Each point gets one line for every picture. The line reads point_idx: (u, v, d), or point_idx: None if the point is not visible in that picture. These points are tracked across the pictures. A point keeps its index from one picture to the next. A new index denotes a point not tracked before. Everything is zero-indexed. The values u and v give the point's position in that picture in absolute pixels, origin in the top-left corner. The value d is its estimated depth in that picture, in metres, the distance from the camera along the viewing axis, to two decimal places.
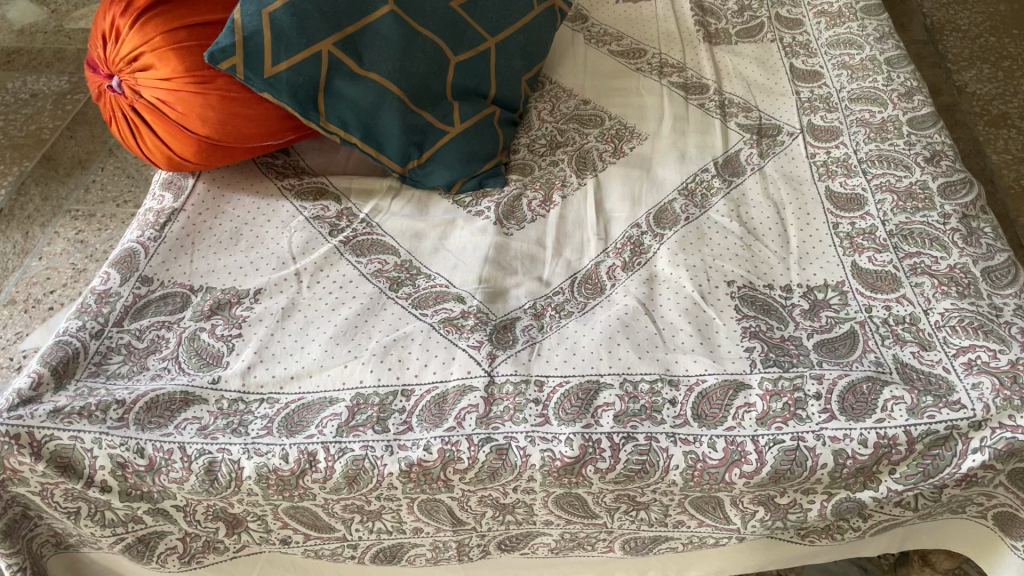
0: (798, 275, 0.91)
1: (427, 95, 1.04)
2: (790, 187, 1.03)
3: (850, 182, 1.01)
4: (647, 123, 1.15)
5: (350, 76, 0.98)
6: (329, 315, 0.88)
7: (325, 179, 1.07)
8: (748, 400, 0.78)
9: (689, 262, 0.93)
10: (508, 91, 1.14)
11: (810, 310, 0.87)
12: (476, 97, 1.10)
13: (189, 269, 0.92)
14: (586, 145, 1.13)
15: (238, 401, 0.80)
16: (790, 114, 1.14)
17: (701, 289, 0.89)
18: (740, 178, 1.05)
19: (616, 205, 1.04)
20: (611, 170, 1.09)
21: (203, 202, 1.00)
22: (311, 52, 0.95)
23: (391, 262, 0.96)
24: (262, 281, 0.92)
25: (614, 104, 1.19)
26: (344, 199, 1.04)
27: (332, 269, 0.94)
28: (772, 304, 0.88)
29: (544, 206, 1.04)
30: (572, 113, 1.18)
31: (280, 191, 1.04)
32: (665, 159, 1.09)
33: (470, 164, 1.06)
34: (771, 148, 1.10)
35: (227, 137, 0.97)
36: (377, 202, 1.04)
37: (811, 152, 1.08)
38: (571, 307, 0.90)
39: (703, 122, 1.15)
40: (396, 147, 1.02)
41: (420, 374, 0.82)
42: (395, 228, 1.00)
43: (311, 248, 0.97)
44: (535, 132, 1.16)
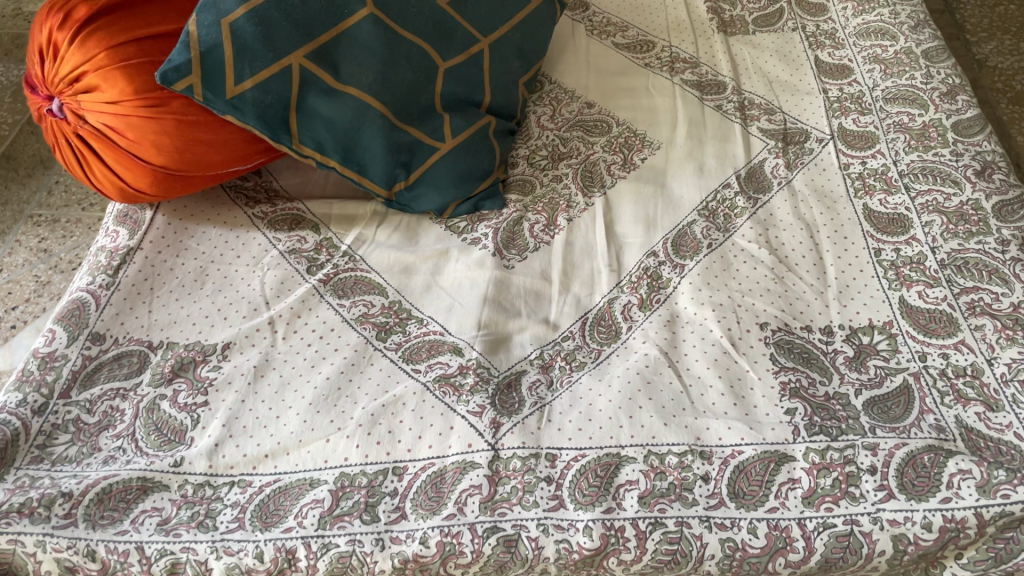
0: (839, 314, 0.81)
1: (415, 109, 0.92)
2: (823, 206, 0.92)
3: (891, 200, 0.90)
4: (659, 131, 1.04)
5: (326, 92, 0.86)
6: (308, 373, 0.78)
7: (301, 204, 0.95)
8: (793, 476, 0.68)
9: (715, 300, 0.82)
10: (505, 97, 1.02)
11: (856, 359, 0.77)
12: (469, 106, 0.98)
13: (147, 322, 0.81)
14: (592, 157, 1.01)
15: (205, 486, 0.69)
16: (818, 117, 1.03)
17: (731, 334, 0.79)
18: (767, 194, 0.94)
19: (629, 229, 0.93)
20: (622, 187, 0.97)
21: (162, 237, 0.88)
22: (280, 67, 0.83)
23: (378, 304, 0.85)
24: (231, 334, 0.81)
25: (622, 107, 1.07)
26: (323, 228, 0.93)
27: (310, 314, 0.83)
28: (812, 351, 0.78)
29: (548, 231, 0.93)
30: (575, 118, 1.06)
31: (250, 220, 0.93)
32: (682, 174, 0.98)
33: (464, 184, 0.95)
34: (799, 158, 0.98)
35: (186, 165, 0.85)
36: (361, 230, 0.93)
37: (844, 162, 0.97)
38: (583, 357, 0.80)
39: (721, 127, 1.03)
40: (381, 169, 0.91)
41: (414, 448, 0.71)
42: (382, 263, 0.89)
43: (287, 290, 0.85)
44: (535, 141, 1.04)
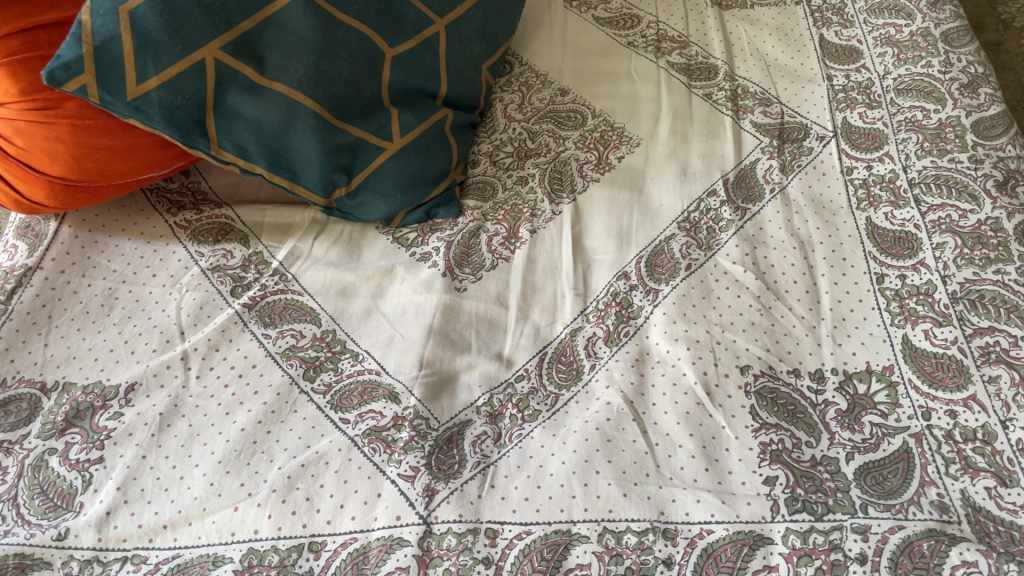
0: (832, 356, 0.70)
1: (356, 105, 0.80)
2: (821, 219, 0.81)
3: (897, 215, 0.79)
4: (640, 124, 0.92)
5: (249, 89, 0.74)
6: (221, 422, 0.68)
7: (231, 210, 0.85)
8: (770, 562, 0.58)
9: (691, 336, 0.72)
10: (466, 86, 0.90)
11: (849, 414, 0.67)
12: (423, 98, 0.86)
13: (42, 358, 0.71)
14: (563, 155, 0.90)
15: (93, 564, 0.60)
16: (820, 110, 0.91)
17: (707, 380, 0.69)
18: (758, 204, 0.83)
19: (599, 243, 0.82)
20: (594, 192, 0.86)
21: (67, 253, 0.78)
22: (190, 61, 0.71)
23: (309, 334, 0.75)
24: (138, 372, 0.71)
25: (599, 96, 0.95)
26: (253, 240, 0.82)
27: (230, 347, 0.73)
28: (799, 402, 0.67)
29: (507, 245, 0.82)
30: (546, 107, 0.95)
31: (171, 229, 0.82)
32: (662, 177, 0.87)
33: (414, 190, 0.84)
34: (796, 159, 0.87)
35: (90, 175, 0.74)
36: (296, 243, 0.82)
37: (847, 166, 0.85)
38: (537, 403, 0.70)
39: (709, 120, 0.91)
40: (317, 176, 0.80)
41: (334, 520, 0.61)
42: (316, 283, 0.79)
43: (205, 316, 0.75)
44: (500, 135, 0.93)
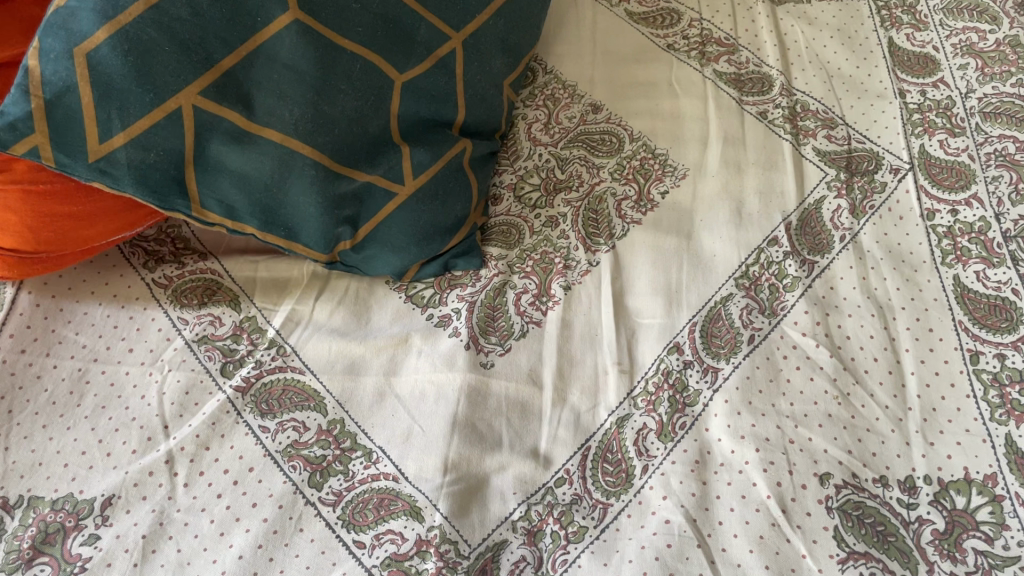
0: (922, 459, 0.61)
1: (362, 146, 0.68)
2: (900, 277, 0.70)
3: (991, 275, 0.69)
4: (685, 151, 0.80)
5: (236, 138, 0.62)
6: (216, 546, 0.58)
7: (217, 262, 0.73)
8: None
9: (759, 433, 0.62)
10: (486, 109, 0.78)
11: (948, 537, 0.58)
12: (438, 128, 0.74)
13: (3, 466, 0.61)
14: (598, 188, 0.78)
15: None
16: (893, 135, 0.79)
17: (782, 493, 0.59)
18: (826, 256, 0.72)
19: (644, 303, 0.71)
20: (636, 238, 0.75)
21: (29, 326, 0.68)
22: (164, 111, 0.59)
23: (313, 426, 0.64)
24: (116, 482, 0.61)
25: (637, 113, 0.83)
26: (244, 301, 0.71)
27: (222, 445, 0.63)
28: (889, 520, 0.58)
29: (538, 304, 0.71)
30: (577, 128, 0.83)
31: (148, 288, 0.71)
32: (714, 219, 0.75)
33: (430, 241, 0.72)
34: (868, 198, 0.76)
35: (48, 244, 0.63)
36: (296, 305, 0.71)
37: (928, 208, 0.74)
38: (583, 517, 0.60)
39: (766, 147, 0.80)
40: (317, 233, 0.68)
41: None
42: (319, 359, 0.68)
43: (192, 406, 0.65)
44: (524, 162, 0.81)
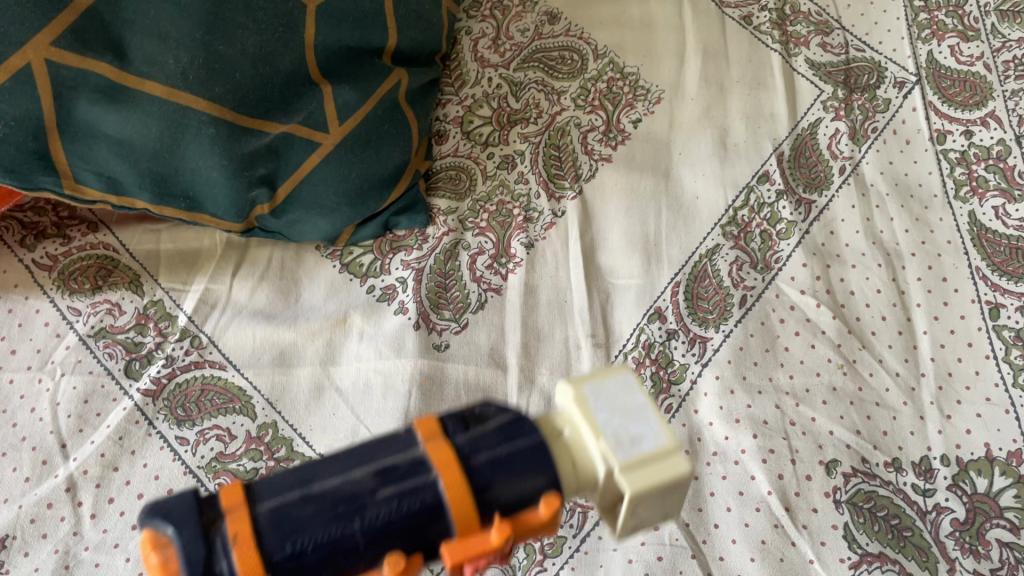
0: (939, 436, 0.53)
1: (273, 90, 0.55)
2: (909, 216, 0.61)
3: (1012, 211, 0.60)
4: (660, 68, 0.69)
5: (108, 96, 0.50)
6: None
7: (111, 234, 0.61)
8: None
9: (756, 416, 0.54)
10: (424, 28, 0.65)
11: (969, 528, 0.51)
12: (366, 58, 0.60)
13: None
14: (560, 118, 0.68)
15: None
16: (896, 40, 0.69)
17: (784, 488, 0.52)
18: (824, 193, 0.63)
19: (620, 260, 0.62)
20: (607, 178, 0.65)
21: None
22: (8, 72, 0.47)
23: (240, 433, 0.55)
24: (9, 519, 0.51)
25: (601, 24, 0.72)
26: (147, 282, 0.60)
27: (132, 465, 0.53)
28: (904, 512, 0.51)
29: (497, 267, 0.61)
30: (531, 44, 0.71)
31: (29, 273, 0.60)
32: (694, 152, 0.65)
33: (365, 199, 0.61)
34: (871, 119, 0.66)
35: None
36: (210, 284, 0.60)
37: (938, 129, 0.65)
38: (560, 525, 0.52)
39: (752, 61, 0.69)
40: (225, 200, 0.56)
41: None
42: (241, 350, 0.58)
43: (94, 418, 0.55)
44: (471, 90, 0.70)
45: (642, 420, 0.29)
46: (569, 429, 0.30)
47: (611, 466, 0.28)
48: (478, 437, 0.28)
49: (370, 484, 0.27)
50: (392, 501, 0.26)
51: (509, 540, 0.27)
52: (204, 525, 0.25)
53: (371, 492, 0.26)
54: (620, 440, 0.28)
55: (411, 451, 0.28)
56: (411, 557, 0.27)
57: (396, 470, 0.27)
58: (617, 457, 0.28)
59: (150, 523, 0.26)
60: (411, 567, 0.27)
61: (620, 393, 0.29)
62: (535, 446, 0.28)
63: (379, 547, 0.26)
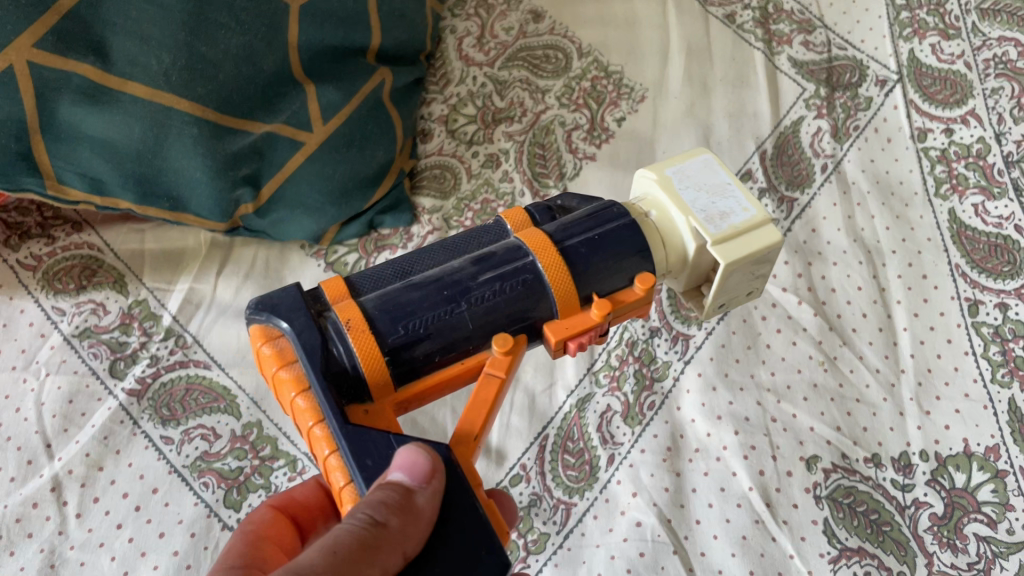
0: (918, 432, 0.54)
1: (256, 90, 0.54)
2: (890, 213, 0.62)
3: (991, 209, 0.61)
4: (644, 67, 0.70)
5: (90, 96, 0.49)
6: None
7: (95, 234, 0.61)
8: None
9: (738, 412, 0.55)
10: (408, 26, 0.65)
11: (947, 522, 0.51)
12: (349, 57, 0.59)
13: None
14: (544, 117, 0.68)
15: None
16: (878, 39, 0.69)
17: (765, 484, 0.52)
18: (806, 190, 0.64)
19: None
20: (591, 177, 0.65)
21: None
22: None
23: (225, 432, 0.55)
24: None
25: (586, 22, 0.72)
26: (131, 282, 0.60)
27: (117, 465, 0.54)
28: (883, 507, 0.52)
29: None
30: (515, 43, 0.72)
31: (13, 274, 0.60)
32: (678, 150, 0.66)
33: (350, 198, 0.61)
34: (852, 117, 0.66)
35: None
36: (194, 283, 0.61)
37: (919, 128, 0.65)
38: (543, 522, 0.53)
39: (736, 59, 0.69)
40: (210, 200, 0.56)
41: None
42: (226, 349, 0.58)
43: (79, 418, 0.55)
44: (456, 88, 0.70)
45: (726, 194, 0.36)
46: (654, 210, 0.37)
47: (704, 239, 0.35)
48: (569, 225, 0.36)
49: (471, 271, 0.34)
50: (493, 282, 0.33)
51: (606, 317, 0.34)
52: (314, 316, 0.33)
53: (472, 277, 0.34)
54: (710, 216, 0.35)
55: (506, 247, 0.35)
56: (513, 337, 0.34)
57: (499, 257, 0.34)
58: (709, 229, 0.34)
59: (260, 318, 0.33)
60: (518, 345, 0.34)
61: (704, 174, 0.37)
62: (621, 227, 0.35)
63: (483, 326, 0.33)
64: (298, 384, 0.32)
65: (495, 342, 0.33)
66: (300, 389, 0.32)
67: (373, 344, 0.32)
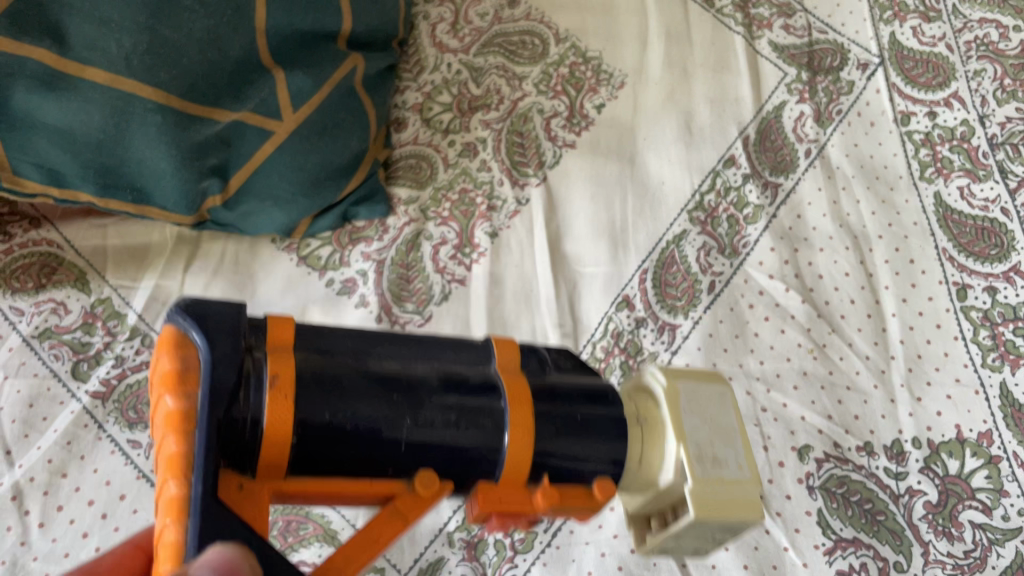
0: (910, 419, 0.53)
1: (222, 77, 0.52)
2: (876, 198, 0.61)
3: (977, 191, 0.60)
4: (623, 52, 0.68)
5: (46, 83, 0.47)
6: None
7: (54, 230, 0.59)
8: None
9: None
10: (380, 13, 0.62)
11: (942, 510, 0.50)
12: (320, 43, 0.57)
13: None
14: (521, 104, 0.66)
15: None
16: (858, 22, 0.68)
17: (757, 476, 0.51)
18: (790, 176, 0.62)
19: (586, 248, 0.61)
20: (571, 165, 0.64)
21: None
22: None
23: None
24: None
25: (562, 7, 0.70)
26: (93, 280, 0.57)
27: (81, 471, 0.51)
28: (876, 496, 0.51)
29: (460, 257, 0.60)
30: (490, 28, 0.70)
31: None
32: (659, 137, 0.64)
33: (322, 188, 0.59)
34: (834, 101, 0.65)
35: None
36: (161, 280, 0.58)
37: (902, 111, 0.64)
38: None
39: (716, 45, 0.68)
40: (175, 192, 0.54)
41: None
42: None
43: (39, 424, 0.52)
44: (430, 76, 0.68)
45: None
46: None
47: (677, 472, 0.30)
48: (563, 379, 0.32)
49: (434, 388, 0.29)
50: (449, 411, 0.29)
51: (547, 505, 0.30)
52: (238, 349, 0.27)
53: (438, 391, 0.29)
54: (700, 452, 0.30)
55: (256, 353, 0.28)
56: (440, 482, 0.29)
57: (468, 350, 0.31)
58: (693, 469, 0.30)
59: (178, 321, 0.27)
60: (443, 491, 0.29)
61: (711, 402, 0.32)
62: (612, 419, 0.31)
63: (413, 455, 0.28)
64: (178, 418, 0.26)
65: (418, 478, 0.28)
66: (174, 424, 0.26)
67: (287, 413, 0.26)
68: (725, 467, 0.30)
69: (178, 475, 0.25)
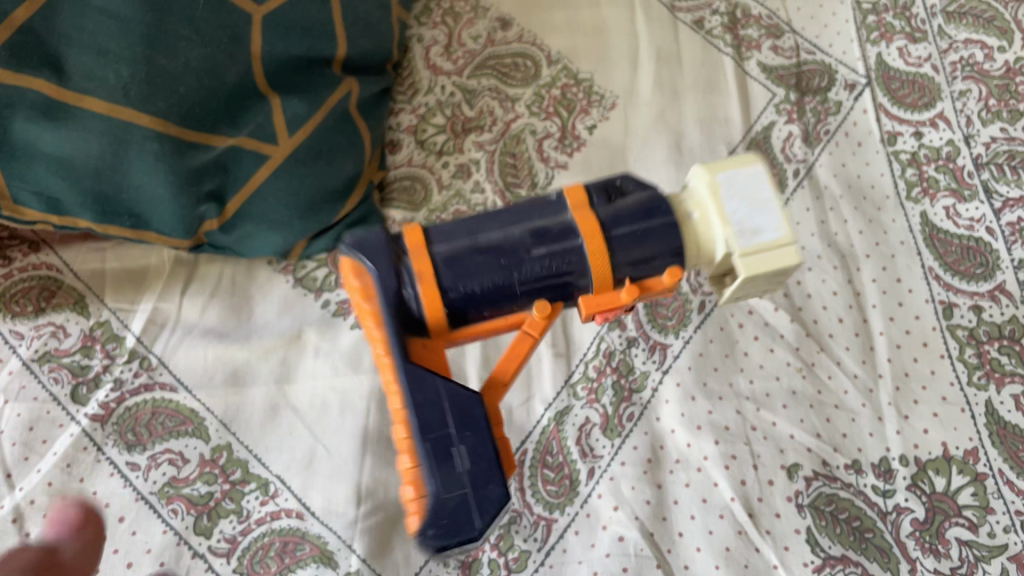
0: (897, 437, 0.54)
1: (218, 103, 0.53)
2: (863, 217, 0.62)
3: (962, 211, 0.61)
4: (614, 74, 0.69)
5: (46, 113, 0.48)
6: None
7: (54, 254, 0.59)
8: None
9: (717, 422, 0.54)
10: (374, 38, 0.63)
11: (929, 527, 0.51)
12: (314, 69, 0.58)
13: None
14: (514, 126, 0.67)
15: None
16: (846, 43, 0.69)
17: (747, 494, 0.52)
18: (779, 196, 0.63)
19: None
20: (563, 186, 0.64)
21: None
22: None
23: (193, 457, 0.54)
24: None
25: (554, 29, 0.71)
26: (93, 303, 0.58)
27: (81, 494, 0.52)
28: (864, 514, 0.51)
29: None
30: (483, 51, 0.71)
31: None
32: (650, 157, 0.65)
33: (317, 211, 0.59)
34: (822, 121, 0.66)
35: None
36: (159, 303, 0.59)
37: (889, 131, 0.65)
38: (524, 539, 0.52)
39: (705, 66, 0.69)
40: (172, 216, 0.54)
41: None
42: (193, 370, 0.56)
43: (39, 448, 0.53)
44: (424, 98, 0.69)
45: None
46: None
47: (730, 249, 0.32)
48: None
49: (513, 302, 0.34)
50: (543, 259, 0.33)
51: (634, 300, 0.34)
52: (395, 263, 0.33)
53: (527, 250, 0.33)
54: (742, 229, 0.32)
55: (563, 218, 0.34)
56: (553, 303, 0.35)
57: (543, 207, 0.34)
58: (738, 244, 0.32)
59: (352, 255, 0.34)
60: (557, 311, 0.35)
61: (752, 185, 0.33)
62: (666, 225, 0.34)
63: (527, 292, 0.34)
64: (376, 317, 0.34)
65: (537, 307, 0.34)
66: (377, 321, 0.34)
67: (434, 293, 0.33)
68: (763, 232, 0.32)
69: (378, 322, 0.33)
